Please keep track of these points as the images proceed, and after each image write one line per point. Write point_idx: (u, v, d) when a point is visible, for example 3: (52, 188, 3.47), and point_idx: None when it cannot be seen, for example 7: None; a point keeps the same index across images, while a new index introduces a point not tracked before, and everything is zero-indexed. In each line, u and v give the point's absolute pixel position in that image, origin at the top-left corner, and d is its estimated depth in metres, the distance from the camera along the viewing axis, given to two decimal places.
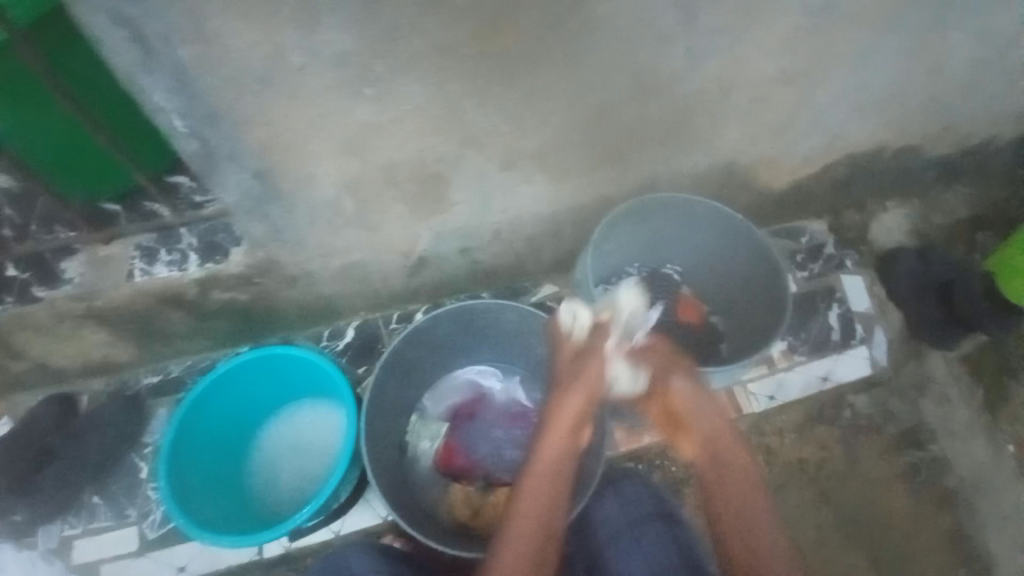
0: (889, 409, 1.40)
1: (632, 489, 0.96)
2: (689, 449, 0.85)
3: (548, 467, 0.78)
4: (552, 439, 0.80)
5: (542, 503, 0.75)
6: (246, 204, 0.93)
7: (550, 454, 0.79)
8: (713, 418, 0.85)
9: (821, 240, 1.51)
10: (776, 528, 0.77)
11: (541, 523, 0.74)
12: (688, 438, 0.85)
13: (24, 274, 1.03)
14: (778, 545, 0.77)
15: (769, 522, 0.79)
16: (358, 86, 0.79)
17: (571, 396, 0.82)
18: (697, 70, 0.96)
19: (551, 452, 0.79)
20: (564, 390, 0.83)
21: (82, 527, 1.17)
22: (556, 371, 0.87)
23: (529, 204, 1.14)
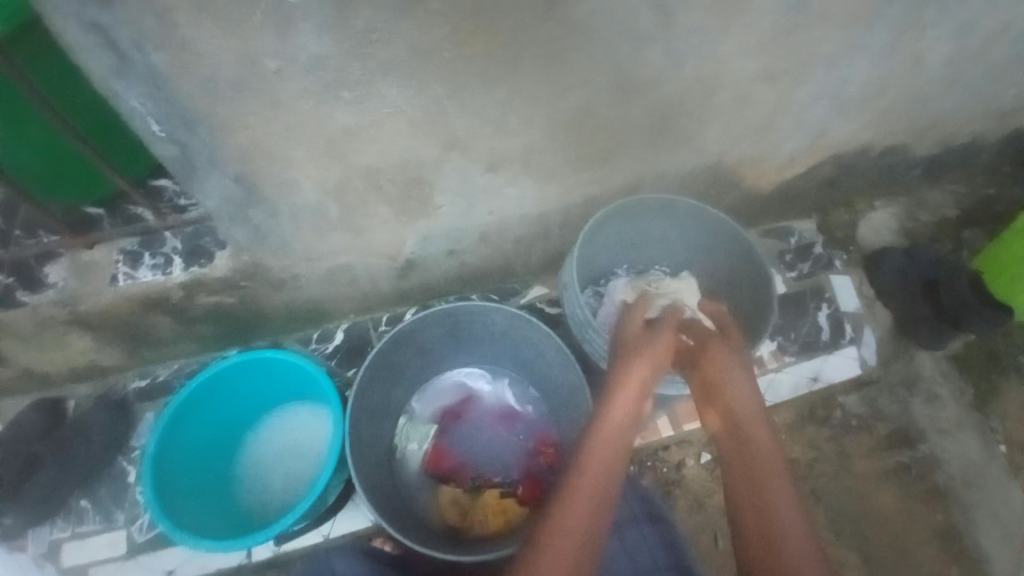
0: (879, 409, 1.40)
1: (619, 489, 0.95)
2: (721, 429, 0.91)
3: (616, 424, 0.85)
4: (619, 403, 0.87)
5: (607, 456, 0.81)
6: (229, 207, 0.93)
7: (618, 413, 0.86)
8: (746, 404, 0.90)
9: (809, 240, 1.51)
10: (791, 504, 0.81)
11: (604, 475, 0.80)
12: (722, 418, 0.91)
13: (6, 280, 1.03)
14: (792, 521, 0.80)
15: (785, 501, 0.82)
16: (335, 90, 0.79)
17: (636, 364, 0.90)
18: (678, 71, 0.96)
19: (620, 412, 0.86)
20: (630, 362, 0.91)
21: (70, 532, 1.17)
22: (625, 339, 0.97)
23: (515, 206, 1.14)
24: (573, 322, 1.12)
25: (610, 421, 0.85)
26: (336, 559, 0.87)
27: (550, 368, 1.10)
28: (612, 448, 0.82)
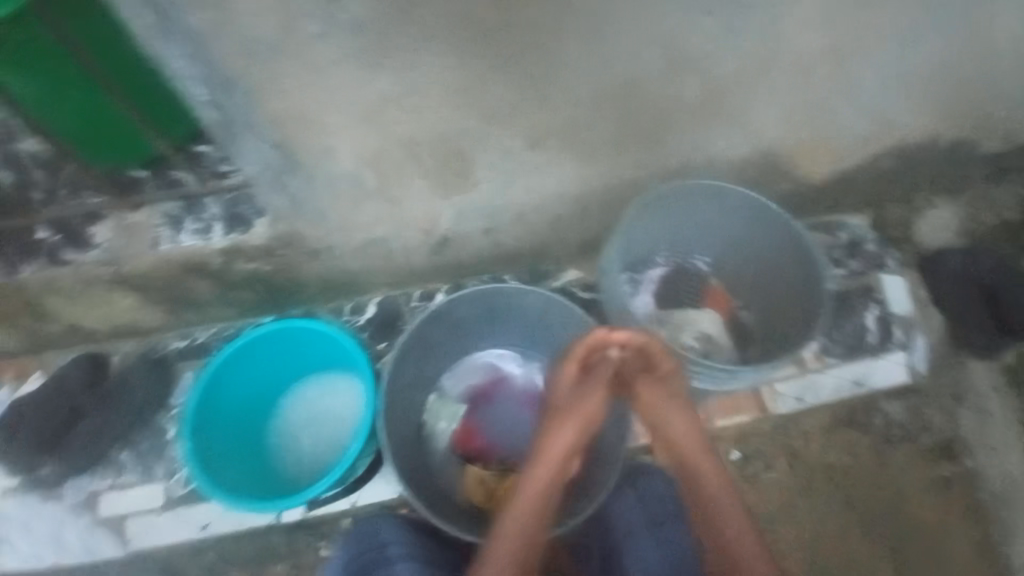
0: (925, 418, 1.32)
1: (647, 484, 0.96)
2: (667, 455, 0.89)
3: (533, 497, 0.81)
4: (539, 472, 0.82)
5: (524, 532, 0.79)
6: (268, 174, 0.93)
7: (534, 486, 0.81)
8: (684, 434, 0.85)
9: (862, 235, 1.42)
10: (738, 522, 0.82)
11: (523, 549, 0.79)
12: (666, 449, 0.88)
13: (54, 237, 1.06)
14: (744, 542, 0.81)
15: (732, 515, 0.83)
16: (375, 56, 0.78)
17: (560, 429, 0.83)
18: (732, 45, 0.92)
19: (536, 483, 0.81)
20: (553, 431, 0.83)
21: (111, 483, 1.22)
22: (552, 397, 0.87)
23: (553, 184, 1.10)
24: (609, 308, 1.09)
25: (527, 494, 0.81)
26: (384, 526, 0.93)
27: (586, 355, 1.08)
28: (535, 514, 0.80)
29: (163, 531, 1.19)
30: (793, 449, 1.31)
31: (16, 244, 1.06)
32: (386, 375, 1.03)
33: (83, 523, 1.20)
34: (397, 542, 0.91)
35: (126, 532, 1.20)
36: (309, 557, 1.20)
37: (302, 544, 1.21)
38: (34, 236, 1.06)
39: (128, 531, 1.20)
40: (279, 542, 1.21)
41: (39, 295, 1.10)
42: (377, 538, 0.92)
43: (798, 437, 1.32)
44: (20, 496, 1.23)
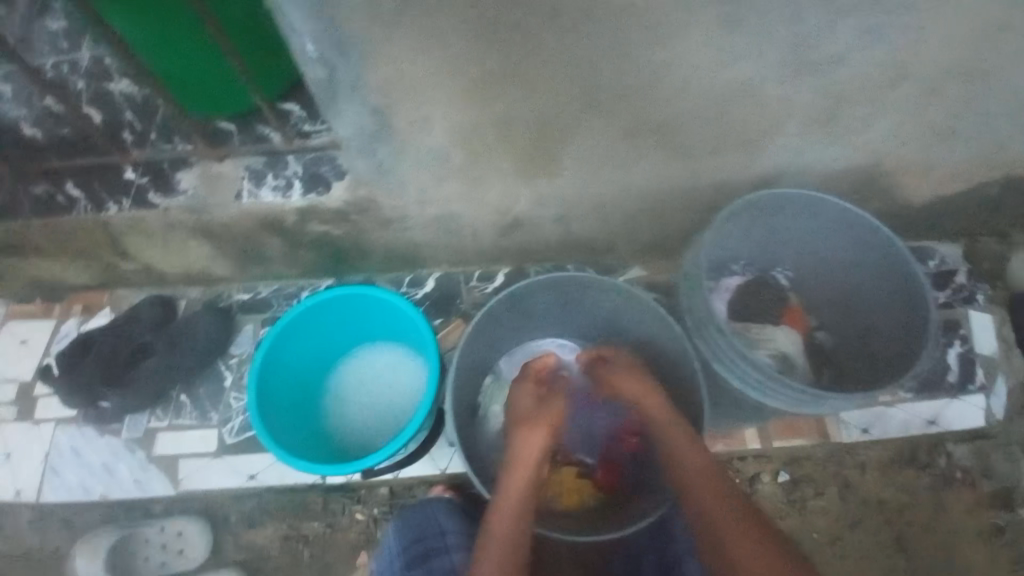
0: (988, 464, 1.24)
1: None
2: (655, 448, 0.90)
3: (512, 499, 0.79)
4: (514, 475, 0.81)
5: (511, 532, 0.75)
6: (359, 139, 0.91)
7: (512, 490, 0.80)
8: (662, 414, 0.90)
9: (952, 266, 1.33)
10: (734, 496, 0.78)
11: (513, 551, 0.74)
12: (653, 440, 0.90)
13: (142, 179, 1.07)
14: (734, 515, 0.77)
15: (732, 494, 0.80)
16: (491, 30, 0.74)
17: (532, 431, 0.85)
18: (867, 52, 0.83)
19: (512, 487, 0.80)
20: (522, 433, 0.85)
21: (168, 422, 1.26)
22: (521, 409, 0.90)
23: (640, 179, 1.05)
24: (688, 314, 0.99)
25: (506, 498, 0.79)
26: (441, 516, 1.00)
27: (666, 356, 1.02)
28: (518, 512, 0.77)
29: (213, 474, 1.23)
30: (845, 480, 1.24)
31: (105, 182, 1.08)
32: (455, 362, 0.98)
33: (137, 459, 1.25)
34: (455, 533, 0.98)
35: (177, 472, 1.24)
36: (344, 518, 1.23)
37: (336, 506, 1.23)
38: (122, 175, 1.08)
39: (180, 471, 1.23)
40: (315, 501, 1.24)
41: (121, 234, 1.13)
42: (434, 523, 0.99)
43: (853, 468, 1.25)
44: (82, 426, 1.28)
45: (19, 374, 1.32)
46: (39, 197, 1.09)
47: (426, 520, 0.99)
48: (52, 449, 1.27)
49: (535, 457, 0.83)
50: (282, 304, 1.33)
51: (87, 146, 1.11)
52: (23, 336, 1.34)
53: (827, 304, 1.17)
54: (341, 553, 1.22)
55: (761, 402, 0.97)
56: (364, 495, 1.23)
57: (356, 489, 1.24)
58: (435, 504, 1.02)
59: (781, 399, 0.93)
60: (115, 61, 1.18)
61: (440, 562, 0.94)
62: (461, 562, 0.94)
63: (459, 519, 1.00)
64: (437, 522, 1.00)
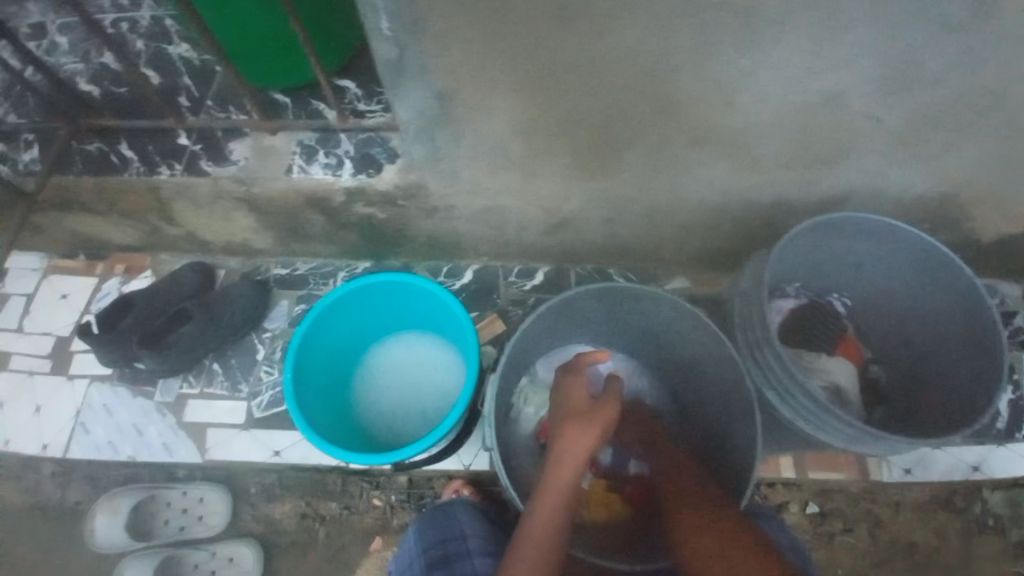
0: (1022, 513, 1.18)
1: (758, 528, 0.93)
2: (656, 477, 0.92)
3: (556, 494, 0.77)
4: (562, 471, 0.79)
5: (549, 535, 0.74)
6: (419, 123, 0.89)
7: (557, 484, 0.78)
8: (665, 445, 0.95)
9: (1015, 306, 1.26)
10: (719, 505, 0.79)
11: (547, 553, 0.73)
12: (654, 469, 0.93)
13: (195, 146, 1.07)
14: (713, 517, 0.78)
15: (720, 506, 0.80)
16: (575, 19, 0.70)
17: (579, 431, 0.81)
18: (971, 74, 0.77)
19: (559, 481, 0.78)
20: (568, 433, 0.82)
21: (199, 389, 1.27)
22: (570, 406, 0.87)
23: (701, 189, 1.01)
24: (741, 331, 0.96)
25: (549, 492, 0.77)
26: (463, 518, 0.97)
27: (710, 374, 0.98)
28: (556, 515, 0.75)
29: (238, 447, 1.23)
30: (877, 518, 1.19)
31: (157, 146, 1.08)
32: (497, 370, 0.94)
33: (166, 423, 1.26)
34: (477, 537, 0.94)
35: (204, 440, 1.24)
36: (361, 502, 1.22)
37: (354, 489, 1.23)
38: (175, 140, 1.08)
39: (207, 440, 1.24)
40: (334, 482, 1.23)
41: (169, 199, 1.13)
42: (456, 523, 0.96)
43: (887, 507, 1.19)
44: (115, 386, 1.29)
45: (58, 328, 1.34)
46: (91, 155, 1.09)
47: (448, 522, 0.96)
48: (83, 405, 1.28)
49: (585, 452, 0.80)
50: (318, 282, 1.32)
51: (144, 110, 1.11)
52: (65, 291, 1.37)
53: (881, 334, 1.12)
54: (355, 536, 1.21)
55: (811, 433, 0.93)
56: (382, 481, 1.23)
57: (376, 474, 1.23)
58: (457, 505, 1.00)
59: (833, 434, 0.89)
60: (176, 25, 1.19)
61: (462, 566, 0.89)
62: (483, 566, 0.89)
63: (481, 524, 0.97)
64: (458, 522, 0.97)
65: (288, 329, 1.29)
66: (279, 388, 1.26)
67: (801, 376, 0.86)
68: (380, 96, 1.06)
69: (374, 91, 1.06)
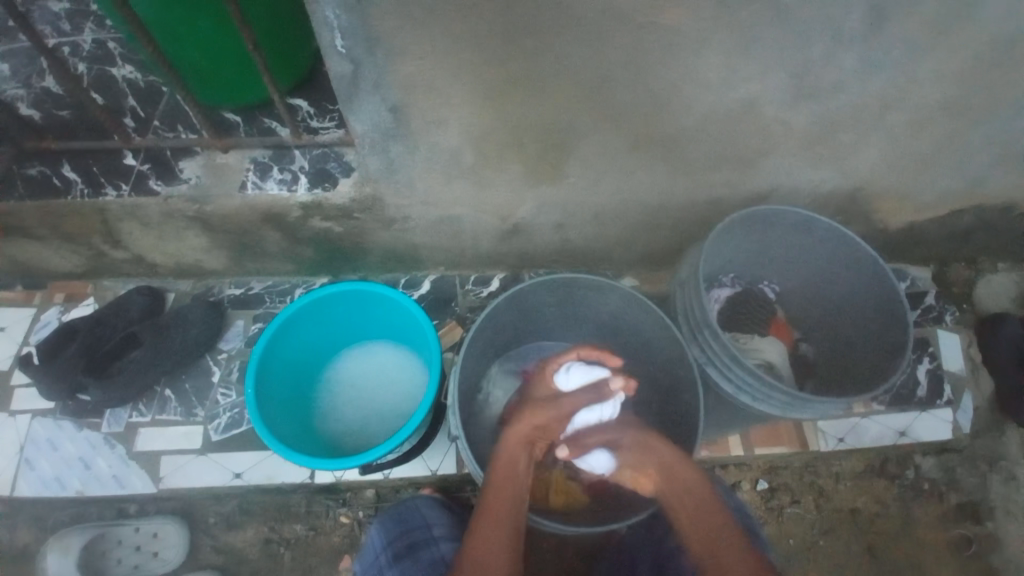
0: (952, 476, 1.30)
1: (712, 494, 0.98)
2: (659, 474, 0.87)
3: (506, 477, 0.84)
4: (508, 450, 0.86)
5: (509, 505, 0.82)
6: (375, 135, 0.93)
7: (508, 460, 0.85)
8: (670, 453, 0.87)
9: (923, 287, 1.40)
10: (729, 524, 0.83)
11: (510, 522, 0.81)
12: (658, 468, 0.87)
13: (143, 166, 1.06)
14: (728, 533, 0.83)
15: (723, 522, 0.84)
16: (517, 37, 0.77)
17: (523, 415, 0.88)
18: (864, 80, 0.90)
19: (507, 457, 0.85)
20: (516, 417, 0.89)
21: (150, 417, 1.23)
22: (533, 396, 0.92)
23: (640, 190, 1.09)
24: (682, 314, 1.03)
25: (502, 467, 0.84)
26: (424, 510, 1.01)
27: (662, 361, 1.05)
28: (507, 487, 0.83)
29: (196, 471, 1.19)
30: (821, 488, 1.29)
31: (103, 167, 1.07)
32: (459, 363, 0.97)
33: (115, 453, 1.21)
34: (441, 524, 0.99)
35: (158, 468, 1.19)
36: (328, 521, 1.21)
37: (320, 508, 1.21)
38: (121, 160, 1.07)
39: (162, 468, 1.19)
40: (298, 503, 1.21)
41: (115, 220, 1.11)
42: (419, 514, 1.00)
43: (828, 477, 1.29)
44: (59, 418, 1.24)
45: None
46: (33, 178, 1.06)
47: (410, 514, 1.00)
48: (28, 440, 1.22)
49: (528, 431, 0.86)
50: (275, 300, 1.32)
51: (85, 132, 1.09)
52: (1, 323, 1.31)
53: (810, 317, 1.25)
54: (323, 556, 1.19)
55: (750, 406, 0.99)
56: (349, 497, 1.22)
57: (342, 490, 1.22)
58: (420, 498, 1.04)
59: (770, 403, 0.96)
60: (119, 47, 1.20)
61: (428, 552, 0.94)
62: (450, 549, 0.95)
63: (441, 513, 1.02)
64: (421, 513, 1.01)
65: (244, 348, 1.28)
66: (237, 409, 1.23)
67: (738, 353, 0.93)
68: (333, 114, 1.09)
69: (327, 109, 1.10)
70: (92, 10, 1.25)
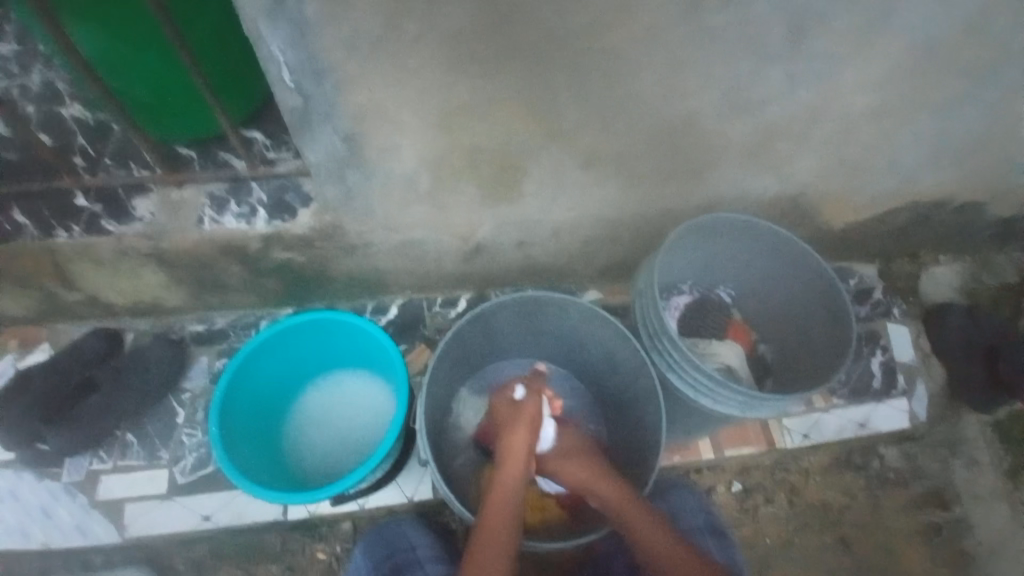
0: (914, 464, 1.35)
1: (681, 497, 1.00)
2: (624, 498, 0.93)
3: (504, 498, 0.86)
4: (507, 471, 0.89)
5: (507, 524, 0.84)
6: (330, 165, 0.95)
7: (506, 484, 0.88)
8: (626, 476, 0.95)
9: (871, 284, 1.48)
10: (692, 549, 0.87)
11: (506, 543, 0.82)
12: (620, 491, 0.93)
13: (95, 206, 1.05)
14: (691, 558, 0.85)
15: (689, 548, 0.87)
16: (464, 65, 0.81)
17: (518, 435, 0.91)
18: (792, 94, 0.96)
19: (507, 484, 0.88)
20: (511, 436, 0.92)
21: (111, 463, 1.18)
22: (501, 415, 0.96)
23: (595, 205, 1.13)
24: (641, 322, 1.05)
25: (500, 493, 0.87)
26: (409, 530, 1.00)
27: (625, 370, 1.08)
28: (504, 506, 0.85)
29: (162, 517, 1.15)
30: (792, 485, 1.32)
31: (53, 208, 1.05)
32: (424, 386, 0.98)
33: (76, 503, 1.16)
34: (426, 545, 0.98)
35: (122, 516, 1.15)
36: (304, 558, 1.18)
37: (295, 545, 1.18)
38: (72, 201, 1.05)
39: (125, 516, 1.15)
40: (272, 542, 1.18)
41: (68, 261, 1.09)
42: (404, 537, 0.99)
43: (797, 474, 1.33)
44: (16, 470, 1.19)
45: None
46: None
47: (394, 536, 0.99)
48: None
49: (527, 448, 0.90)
50: (239, 333, 1.30)
51: (33, 174, 1.07)
52: None
53: (766, 319, 1.30)
54: None
55: (711, 408, 1.02)
56: (325, 532, 1.19)
57: (317, 525, 1.19)
58: (403, 519, 1.02)
59: (729, 404, 0.98)
60: (68, 86, 1.18)
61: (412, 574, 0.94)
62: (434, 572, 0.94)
63: (427, 533, 1.01)
64: (406, 536, 0.99)
65: (208, 385, 1.25)
66: (204, 448, 1.20)
67: (694, 357, 0.95)
68: (289, 145, 1.10)
69: (283, 140, 1.10)
70: (39, 50, 1.24)
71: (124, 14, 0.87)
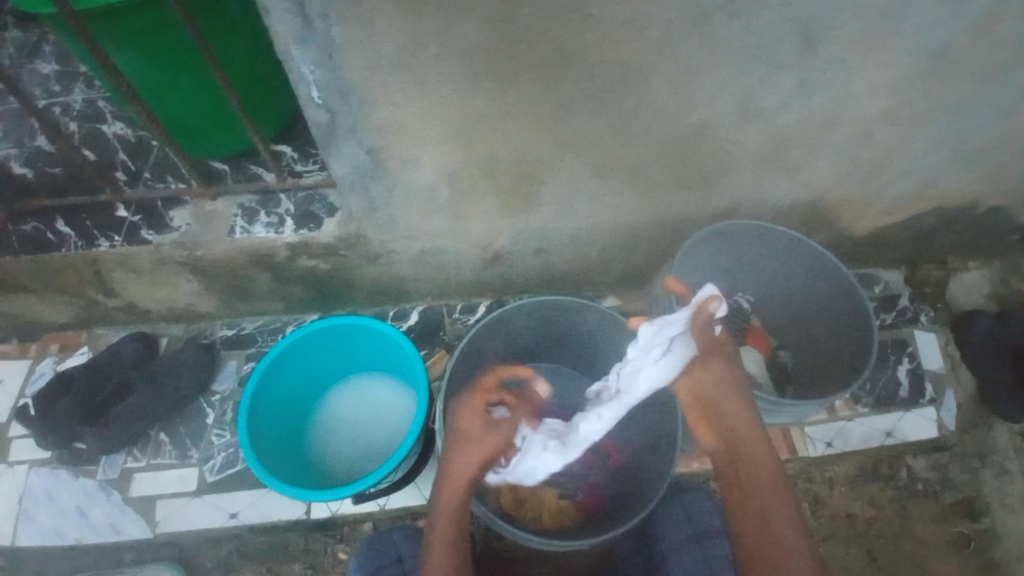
0: (945, 474, 1.31)
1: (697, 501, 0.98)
2: (721, 447, 0.84)
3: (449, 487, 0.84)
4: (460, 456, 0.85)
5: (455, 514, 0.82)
6: (353, 177, 0.99)
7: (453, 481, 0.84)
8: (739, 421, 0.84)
9: (895, 290, 1.46)
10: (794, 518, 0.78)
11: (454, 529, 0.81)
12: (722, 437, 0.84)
13: (134, 217, 1.11)
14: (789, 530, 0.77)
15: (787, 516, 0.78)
16: (481, 79, 0.84)
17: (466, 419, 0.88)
18: (806, 100, 0.96)
19: (449, 505, 0.83)
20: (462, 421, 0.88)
21: (145, 462, 1.24)
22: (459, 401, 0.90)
23: (611, 212, 1.14)
24: None
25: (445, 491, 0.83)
26: (401, 541, 1.02)
27: None
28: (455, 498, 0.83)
29: (192, 514, 1.19)
30: (816, 495, 1.30)
31: (96, 220, 1.11)
32: (443, 389, 1.00)
33: (111, 500, 1.21)
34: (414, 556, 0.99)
35: (155, 513, 1.20)
36: (326, 558, 1.19)
37: (317, 546, 1.20)
38: (113, 213, 1.12)
39: (158, 513, 1.20)
40: (296, 542, 1.20)
41: (108, 270, 1.15)
42: (394, 550, 1.00)
43: (822, 483, 1.30)
44: (56, 468, 1.25)
45: None
46: (28, 235, 1.10)
47: (385, 546, 1.01)
48: (27, 493, 1.24)
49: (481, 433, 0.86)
50: (266, 338, 1.35)
51: (77, 188, 1.14)
52: None
53: (785, 325, 1.29)
54: None
55: None
56: (347, 532, 1.21)
57: (339, 526, 1.21)
58: (394, 529, 1.03)
59: None
60: (109, 104, 1.26)
61: None
62: None
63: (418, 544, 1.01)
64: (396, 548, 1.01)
65: (237, 388, 1.30)
66: (232, 449, 1.25)
67: None
68: (316, 157, 1.15)
69: (309, 153, 1.15)
70: (83, 72, 1.31)
71: (164, 42, 0.93)
